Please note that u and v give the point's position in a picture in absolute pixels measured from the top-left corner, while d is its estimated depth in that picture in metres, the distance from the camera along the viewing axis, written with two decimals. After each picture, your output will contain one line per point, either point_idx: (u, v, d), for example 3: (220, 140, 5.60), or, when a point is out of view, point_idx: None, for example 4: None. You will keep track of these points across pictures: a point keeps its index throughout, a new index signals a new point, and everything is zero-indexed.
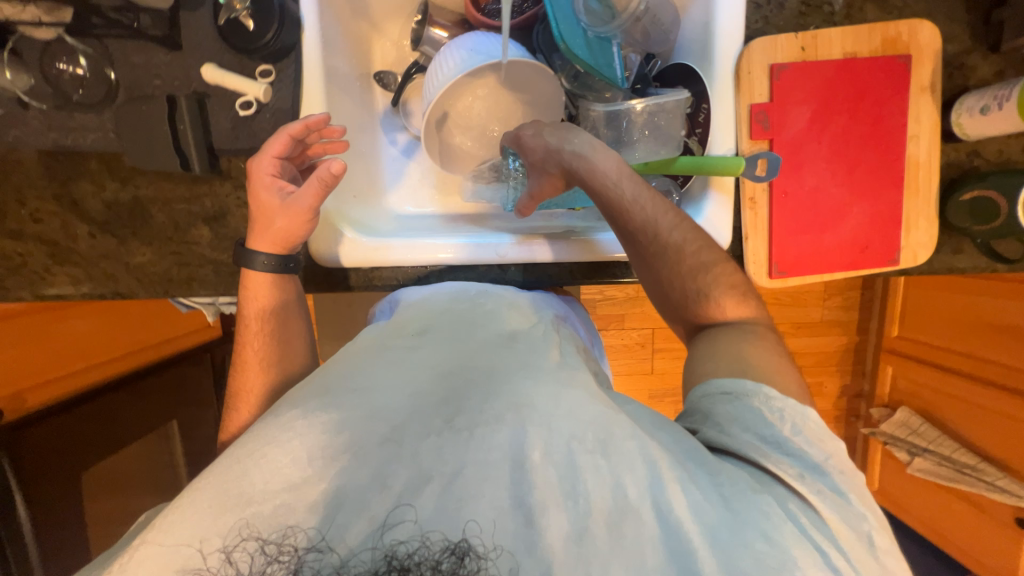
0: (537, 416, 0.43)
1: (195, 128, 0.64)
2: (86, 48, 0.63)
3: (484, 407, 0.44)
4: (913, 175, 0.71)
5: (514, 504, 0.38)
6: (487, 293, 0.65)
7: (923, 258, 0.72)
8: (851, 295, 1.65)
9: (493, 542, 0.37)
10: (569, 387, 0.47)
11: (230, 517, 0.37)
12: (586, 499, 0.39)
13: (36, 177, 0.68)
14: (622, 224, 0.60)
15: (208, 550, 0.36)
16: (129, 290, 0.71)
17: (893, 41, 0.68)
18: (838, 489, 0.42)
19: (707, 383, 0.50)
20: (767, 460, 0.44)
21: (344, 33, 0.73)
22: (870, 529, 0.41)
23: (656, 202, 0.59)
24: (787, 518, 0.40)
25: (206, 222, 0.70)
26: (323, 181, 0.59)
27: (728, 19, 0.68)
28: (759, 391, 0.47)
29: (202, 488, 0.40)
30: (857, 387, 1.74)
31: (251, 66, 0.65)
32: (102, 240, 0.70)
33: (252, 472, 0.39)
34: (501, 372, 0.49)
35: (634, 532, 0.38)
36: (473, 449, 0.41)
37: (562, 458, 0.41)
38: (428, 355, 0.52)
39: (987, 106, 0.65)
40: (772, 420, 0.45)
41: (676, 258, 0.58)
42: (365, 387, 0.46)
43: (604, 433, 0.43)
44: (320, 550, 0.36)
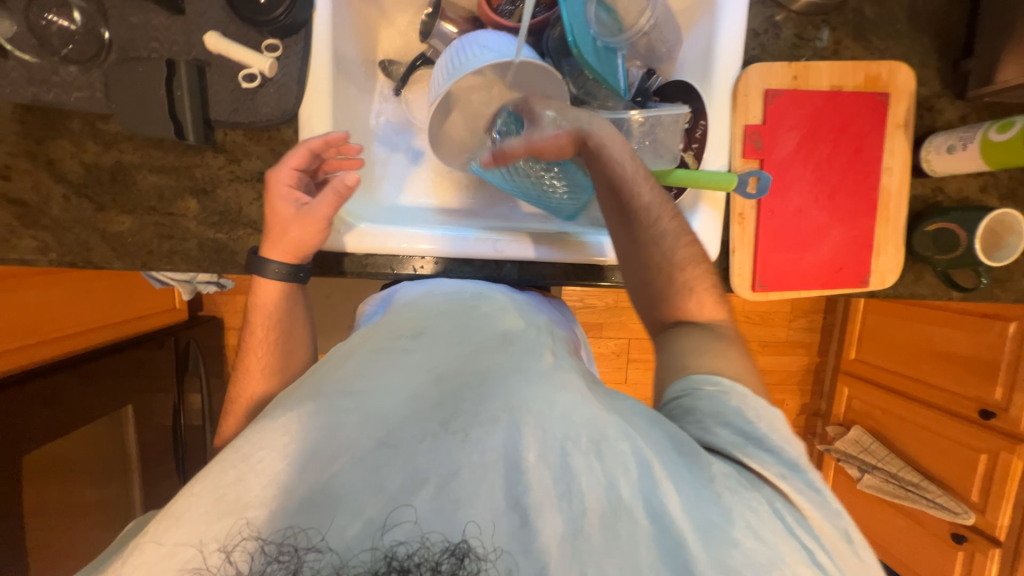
0: (533, 416, 0.42)
1: (192, 97, 0.62)
2: (81, 2, 0.60)
3: (478, 411, 0.42)
4: (885, 204, 0.76)
5: (508, 504, 0.38)
6: (482, 295, 0.64)
7: (890, 282, 0.78)
8: (815, 318, 1.74)
9: (493, 544, 0.37)
10: (564, 389, 0.45)
11: (234, 521, 0.36)
12: (580, 500, 0.39)
13: (8, 132, 0.64)
14: (626, 199, 0.61)
15: (208, 546, 0.35)
16: (103, 260, 0.67)
17: (874, 79, 0.73)
18: (813, 484, 0.44)
19: (689, 378, 0.51)
20: (750, 459, 0.44)
21: (354, 17, 0.73)
22: (847, 524, 0.44)
23: (657, 206, 0.61)
24: (772, 516, 0.41)
25: (193, 194, 0.67)
26: (337, 193, 0.60)
27: (729, 43, 0.72)
28: (735, 390, 0.49)
29: (199, 489, 0.38)
30: (815, 405, 1.84)
31: (257, 39, 0.63)
32: (78, 204, 0.66)
33: (247, 479, 0.38)
34: (497, 372, 0.47)
35: (627, 531, 0.39)
36: (469, 451, 0.39)
37: (555, 459, 0.40)
38: (423, 354, 0.50)
39: (953, 146, 0.70)
40: (754, 418, 0.47)
41: (665, 266, 0.60)
42: (356, 387, 0.45)
43: (599, 434, 0.42)
44: (319, 550, 0.35)
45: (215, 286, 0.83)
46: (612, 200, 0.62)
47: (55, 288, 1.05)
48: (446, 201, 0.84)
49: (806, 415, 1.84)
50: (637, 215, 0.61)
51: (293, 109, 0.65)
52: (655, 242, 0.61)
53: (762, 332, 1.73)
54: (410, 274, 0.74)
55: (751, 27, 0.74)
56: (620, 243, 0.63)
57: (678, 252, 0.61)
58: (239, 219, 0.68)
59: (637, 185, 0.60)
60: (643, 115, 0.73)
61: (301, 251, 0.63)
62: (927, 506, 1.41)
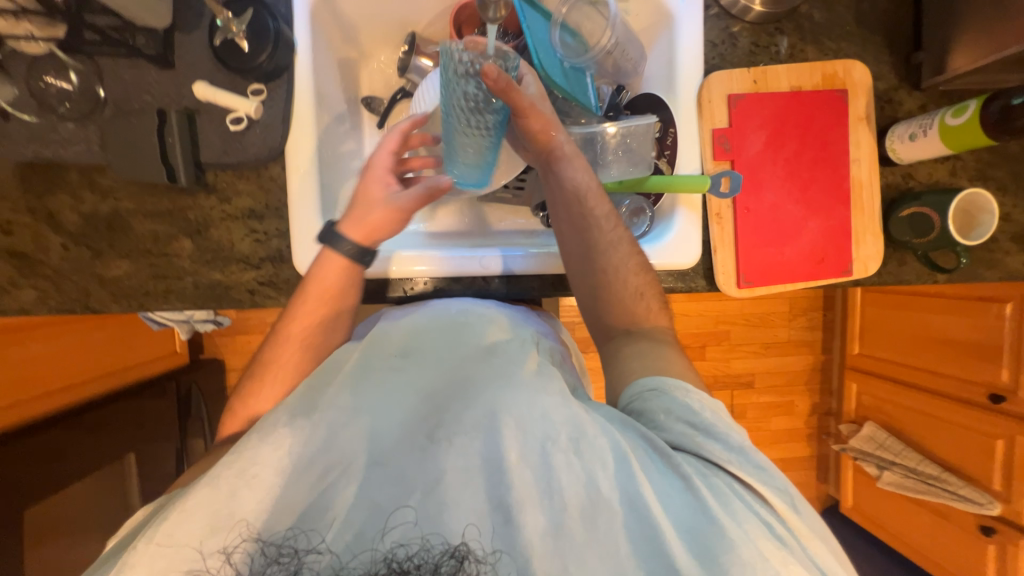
0: (512, 421, 0.47)
1: (183, 142, 0.65)
2: (77, 64, 0.63)
3: (462, 417, 0.48)
4: (858, 194, 0.78)
5: (493, 504, 0.44)
6: (470, 311, 0.62)
7: (874, 269, 0.79)
8: (814, 316, 1.74)
9: (490, 548, 0.43)
10: (543, 392, 0.49)
11: (226, 531, 0.41)
12: (560, 496, 0.44)
13: (9, 190, 0.67)
14: (578, 210, 0.67)
15: (208, 550, 0.41)
16: (101, 304, 0.69)
17: (831, 77, 0.77)
18: (760, 465, 0.47)
19: (636, 383, 0.54)
20: (702, 448, 0.47)
21: (335, 59, 0.77)
22: (792, 495, 0.47)
23: (609, 218, 0.67)
24: (735, 497, 0.44)
25: (187, 235, 0.70)
26: (431, 189, 0.65)
27: (689, 54, 0.76)
28: (680, 386, 0.52)
29: (188, 506, 0.41)
30: (825, 404, 1.81)
31: (242, 85, 0.67)
32: (77, 252, 0.68)
33: (241, 493, 0.42)
34: (482, 380, 0.52)
35: (607, 525, 0.43)
36: (452, 457, 0.46)
37: (536, 459, 0.45)
38: (411, 368, 0.54)
39: (913, 133, 0.73)
40: (698, 409, 0.50)
41: (617, 273, 0.66)
42: (348, 402, 0.49)
43: (578, 433, 0.46)
44: (319, 552, 0.42)
45: (212, 324, 0.85)
46: (567, 209, 0.67)
47: (52, 343, 1.04)
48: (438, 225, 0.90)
49: (817, 415, 1.82)
50: (594, 224, 0.66)
51: (280, 147, 0.68)
52: (609, 248, 0.67)
53: (763, 334, 1.72)
54: (402, 296, 0.77)
55: (709, 39, 0.78)
56: (574, 251, 0.68)
57: (630, 261, 0.67)
58: (233, 255, 0.71)
59: (597, 197, 0.67)
60: (619, 127, 0.75)
61: (376, 236, 0.66)
62: (952, 499, 1.37)
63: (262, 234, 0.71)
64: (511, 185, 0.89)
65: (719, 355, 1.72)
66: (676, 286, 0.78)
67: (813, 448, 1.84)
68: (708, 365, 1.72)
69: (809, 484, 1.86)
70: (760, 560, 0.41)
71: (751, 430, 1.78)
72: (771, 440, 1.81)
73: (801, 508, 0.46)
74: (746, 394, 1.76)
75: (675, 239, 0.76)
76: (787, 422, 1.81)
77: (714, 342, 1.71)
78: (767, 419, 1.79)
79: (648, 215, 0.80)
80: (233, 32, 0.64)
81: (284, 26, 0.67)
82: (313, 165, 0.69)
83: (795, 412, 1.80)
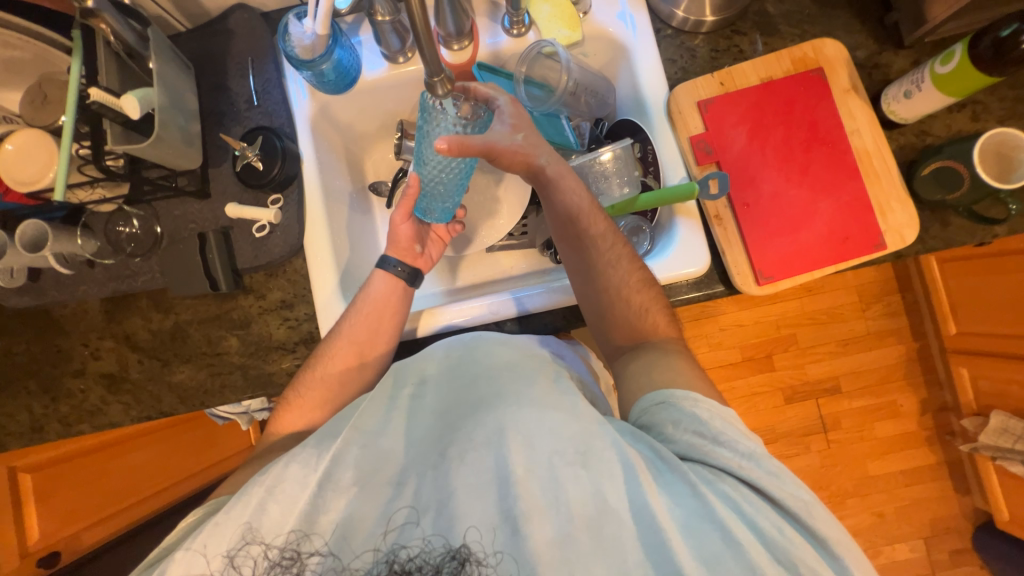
0: (519, 436, 0.52)
1: (222, 256, 0.76)
2: (138, 211, 0.78)
3: (473, 435, 0.53)
4: (868, 164, 0.74)
5: (503, 516, 0.48)
6: (481, 338, 0.66)
7: (912, 238, 0.72)
8: (890, 300, 1.56)
9: (491, 550, 0.47)
10: (553, 409, 0.54)
11: (236, 536, 0.49)
12: (567, 505, 0.48)
13: (97, 322, 0.80)
14: (574, 229, 0.70)
15: (213, 554, 0.49)
16: (171, 407, 0.79)
17: (801, 60, 0.76)
18: (773, 471, 0.50)
19: (644, 398, 0.59)
20: (710, 455, 0.51)
21: (340, 158, 0.89)
22: (810, 501, 0.49)
23: (605, 235, 0.70)
24: (744, 501, 0.48)
25: (233, 332, 0.79)
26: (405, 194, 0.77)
27: (651, 75, 0.79)
28: (688, 396, 0.56)
29: (221, 517, 0.50)
30: (937, 398, 1.55)
31: (264, 197, 0.78)
32: (149, 364, 0.80)
33: (269, 506, 0.50)
34: (492, 400, 0.57)
35: (613, 534, 0.47)
36: (462, 473, 0.51)
37: (543, 471, 0.50)
38: (433, 400, 0.61)
39: (908, 90, 0.70)
40: (706, 418, 0.53)
41: (618, 291, 0.68)
42: (375, 429, 0.57)
43: (586, 446, 0.51)
44: (319, 554, 0.49)
45: (266, 410, 0.93)
46: (565, 229, 0.71)
47: (138, 450, 1.17)
48: (455, 281, 0.95)
49: (930, 413, 1.55)
50: (591, 243, 0.70)
51: (299, 242, 0.77)
52: (609, 267, 0.69)
53: (835, 330, 1.56)
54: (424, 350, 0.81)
55: (668, 57, 0.81)
56: (574, 266, 0.72)
57: (631, 278, 0.69)
58: (272, 343, 0.79)
59: (592, 215, 0.70)
60: (613, 150, 0.79)
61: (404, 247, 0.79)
62: None
63: (294, 320, 0.79)
64: (516, 232, 0.94)
65: (790, 361, 1.57)
66: (691, 296, 0.76)
67: (939, 453, 1.55)
68: (779, 373, 1.57)
69: (948, 499, 1.54)
70: (765, 561, 0.45)
71: (852, 442, 1.56)
72: (881, 450, 1.55)
73: (818, 513, 0.48)
74: (835, 400, 1.56)
75: (679, 249, 0.74)
76: (894, 427, 1.56)
77: (780, 349, 1.56)
78: (869, 426, 1.56)
79: (647, 232, 0.81)
80: (249, 157, 0.76)
81: (290, 143, 0.79)
82: (327, 255, 0.78)
83: (899, 413, 1.56)
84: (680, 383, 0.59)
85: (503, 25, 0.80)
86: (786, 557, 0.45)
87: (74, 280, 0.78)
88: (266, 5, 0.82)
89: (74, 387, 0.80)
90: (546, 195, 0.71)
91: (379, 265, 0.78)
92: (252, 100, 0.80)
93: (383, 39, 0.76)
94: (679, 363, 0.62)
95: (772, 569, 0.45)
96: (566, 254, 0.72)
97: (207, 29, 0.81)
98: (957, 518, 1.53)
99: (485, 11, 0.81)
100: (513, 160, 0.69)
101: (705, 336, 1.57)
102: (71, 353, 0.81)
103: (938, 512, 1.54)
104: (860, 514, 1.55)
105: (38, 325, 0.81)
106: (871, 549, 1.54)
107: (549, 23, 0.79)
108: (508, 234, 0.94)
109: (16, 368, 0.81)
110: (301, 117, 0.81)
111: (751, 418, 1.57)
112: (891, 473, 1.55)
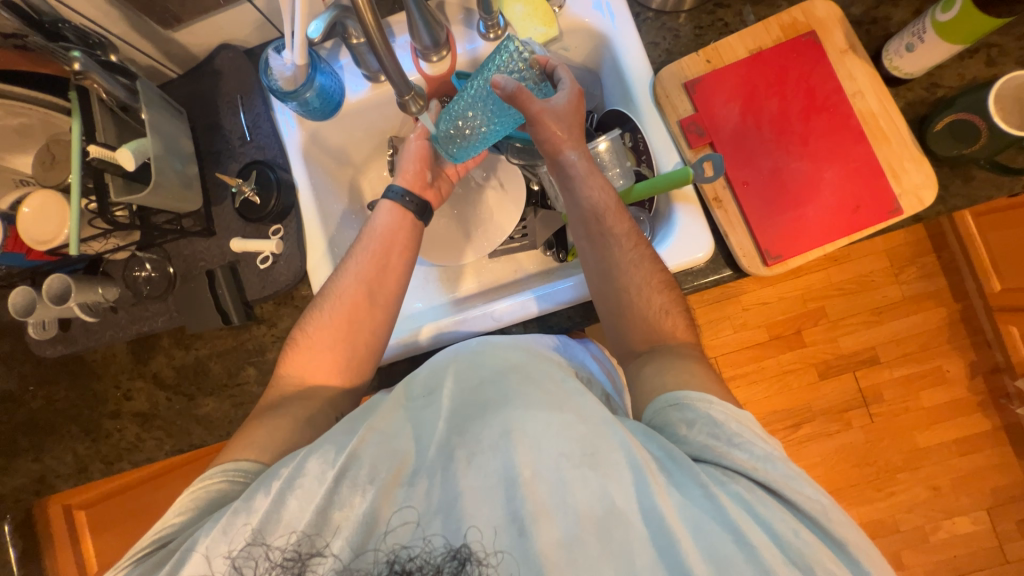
0: (528, 438, 0.51)
1: (231, 290, 0.79)
2: (151, 255, 0.81)
3: (480, 437, 0.52)
4: (874, 126, 0.70)
5: (509, 517, 0.48)
6: (487, 343, 0.65)
7: (931, 199, 0.67)
8: (926, 261, 1.46)
9: (494, 549, 0.48)
10: (561, 411, 0.53)
11: (241, 538, 0.50)
12: (574, 508, 0.48)
13: (126, 364, 0.85)
14: (598, 228, 0.69)
15: (214, 554, 0.49)
16: (200, 438, 0.83)
17: (791, 25, 0.73)
18: (788, 473, 0.48)
19: (657, 399, 0.57)
20: (723, 455, 0.50)
21: (335, 182, 0.90)
22: (825, 505, 0.47)
23: (629, 235, 0.69)
24: (757, 504, 0.47)
25: (251, 363, 0.82)
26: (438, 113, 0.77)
27: (634, 60, 0.76)
28: (701, 398, 0.54)
29: (238, 506, 0.51)
30: (988, 360, 1.45)
31: (265, 228, 0.80)
32: (177, 399, 0.83)
33: (288, 501, 0.51)
34: (498, 401, 0.55)
35: (622, 534, 0.47)
36: (471, 475, 0.51)
37: (552, 474, 0.49)
38: (447, 400, 0.59)
39: (910, 43, 0.65)
40: (722, 420, 0.52)
41: (616, 286, 0.68)
42: (388, 430, 0.57)
43: (594, 449, 0.50)
44: (324, 555, 0.50)
45: None
46: (588, 229, 0.70)
47: None
48: (459, 290, 0.94)
49: (981, 376, 1.46)
50: (614, 241, 0.69)
51: (302, 268, 0.79)
52: (631, 267, 0.68)
53: (867, 298, 1.48)
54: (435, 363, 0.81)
55: (650, 40, 0.79)
56: (592, 270, 0.71)
57: (652, 278, 0.67)
58: None
59: (617, 214, 0.69)
60: (608, 140, 0.76)
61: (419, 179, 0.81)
62: None
63: None
64: (516, 235, 0.93)
65: (821, 336, 1.50)
66: (698, 283, 0.73)
67: (995, 420, 1.45)
68: (810, 349, 1.50)
69: (1011, 466, 1.44)
70: (779, 563, 0.44)
71: (897, 414, 1.48)
72: (930, 420, 1.47)
73: (835, 516, 0.47)
74: (874, 372, 1.49)
75: (679, 237, 0.72)
76: (942, 395, 1.47)
77: (810, 323, 1.50)
78: (915, 396, 1.48)
79: (647, 222, 0.79)
80: (245, 192, 0.78)
81: (284, 173, 0.80)
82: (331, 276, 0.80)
83: (946, 379, 1.47)
84: (694, 384, 0.57)
85: (479, 31, 0.79)
86: (800, 559, 0.44)
87: (101, 326, 0.82)
88: (249, 42, 0.84)
89: (110, 427, 0.85)
90: (569, 192, 0.71)
91: (386, 195, 0.79)
92: (245, 135, 0.82)
93: (361, 59, 0.76)
94: (688, 365, 0.60)
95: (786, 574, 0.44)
96: (585, 252, 0.72)
97: (196, 73, 0.84)
98: (1022, 485, 1.43)
99: (460, 18, 0.81)
100: (547, 139, 0.69)
101: (728, 318, 1.52)
102: (106, 395, 0.85)
103: (1000, 480, 1.44)
104: (914, 488, 1.47)
105: (73, 371, 0.86)
106: (928, 525, 1.46)
107: (524, 23, 0.78)
108: (508, 237, 0.93)
109: (58, 413, 0.86)
110: (292, 145, 0.82)
111: (784, 398, 1.51)
112: (944, 443, 1.46)
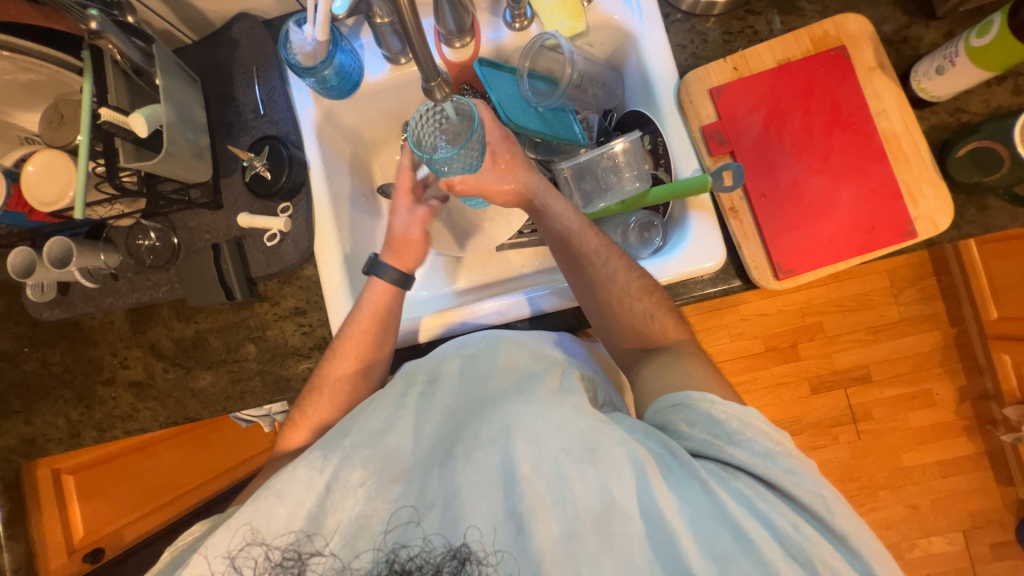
0: (526, 434, 0.51)
1: (235, 265, 0.77)
2: (155, 224, 0.80)
3: (479, 433, 0.53)
4: (896, 147, 0.69)
5: (507, 514, 0.48)
6: (494, 336, 0.65)
7: (946, 224, 0.67)
8: (928, 284, 1.47)
9: (493, 548, 0.48)
10: (559, 406, 0.53)
11: (241, 536, 0.51)
12: (574, 504, 0.48)
13: (124, 332, 0.84)
14: (577, 247, 0.69)
15: (214, 556, 0.50)
16: (196, 412, 0.82)
17: (822, 38, 0.72)
18: (789, 469, 0.49)
19: (659, 399, 0.58)
20: (725, 453, 0.50)
21: (347, 163, 0.88)
22: (826, 496, 0.48)
23: (600, 250, 0.69)
24: (756, 497, 0.47)
25: (251, 340, 0.81)
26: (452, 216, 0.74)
27: (660, 62, 0.76)
28: (703, 398, 0.54)
29: (233, 520, 0.51)
30: (978, 386, 1.46)
31: (273, 206, 0.79)
32: (174, 371, 0.83)
33: (277, 508, 0.51)
34: (497, 399, 0.56)
35: (622, 530, 0.47)
36: (469, 471, 0.51)
37: (550, 469, 0.49)
38: (444, 398, 0.61)
39: (940, 66, 0.65)
40: (723, 419, 0.52)
41: (623, 303, 0.67)
42: (384, 427, 0.57)
43: (593, 444, 0.50)
44: (321, 554, 0.50)
45: (287, 413, 0.99)
46: (563, 250, 0.71)
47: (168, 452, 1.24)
48: (465, 283, 0.94)
49: (970, 402, 1.47)
50: (587, 260, 0.69)
51: (309, 248, 0.78)
52: (609, 282, 0.68)
53: (866, 317, 1.49)
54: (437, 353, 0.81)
55: (678, 43, 0.78)
56: (579, 293, 0.70)
57: (632, 285, 0.67)
58: (288, 349, 0.80)
59: (583, 234, 0.69)
60: (626, 142, 0.75)
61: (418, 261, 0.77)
62: None
63: (309, 326, 0.80)
64: (527, 230, 0.91)
65: (816, 351, 1.51)
66: (708, 292, 0.73)
67: (978, 444, 1.47)
68: (804, 364, 1.51)
69: (990, 491, 1.46)
70: (779, 559, 0.44)
71: (884, 433, 1.50)
72: (915, 441, 1.49)
73: (838, 509, 0.47)
74: (866, 390, 1.50)
75: (692, 244, 0.71)
76: (929, 417, 1.49)
77: (806, 338, 1.51)
78: (903, 416, 1.49)
79: (660, 227, 0.79)
80: (256, 167, 0.76)
81: (297, 151, 0.79)
82: (338, 260, 0.79)
83: (936, 402, 1.49)
84: (692, 384, 0.57)
85: (504, 19, 0.78)
86: (800, 554, 0.45)
87: (101, 292, 0.81)
88: (269, 12, 0.82)
89: (105, 394, 0.84)
90: (543, 218, 0.72)
91: (373, 270, 0.74)
92: (258, 109, 0.80)
93: (384, 40, 0.75)
94: (687, 368, 0.61)
95: (786, 568, 0.44)
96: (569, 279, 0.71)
97: (213, 41, 0.82)
98: (999, 510, 1.46)
99: (485, 5, 0.79)
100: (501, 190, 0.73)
101: (726, 326, 1.53)
102: (102, 362, 0.84)
103: (979, 504, 1.47)
104: (893, 507, 1.49)
105: (70, 335, 0.85)
106: (904, 543, 1.49)
107: (551, 15, 0.76)
108: (519, 232, 0.91)
109: (53, 378, 0.85)
110: (307, 123, 0.81)
111: (776, 411, 1.52)
112: (928, 464, 1.48)
